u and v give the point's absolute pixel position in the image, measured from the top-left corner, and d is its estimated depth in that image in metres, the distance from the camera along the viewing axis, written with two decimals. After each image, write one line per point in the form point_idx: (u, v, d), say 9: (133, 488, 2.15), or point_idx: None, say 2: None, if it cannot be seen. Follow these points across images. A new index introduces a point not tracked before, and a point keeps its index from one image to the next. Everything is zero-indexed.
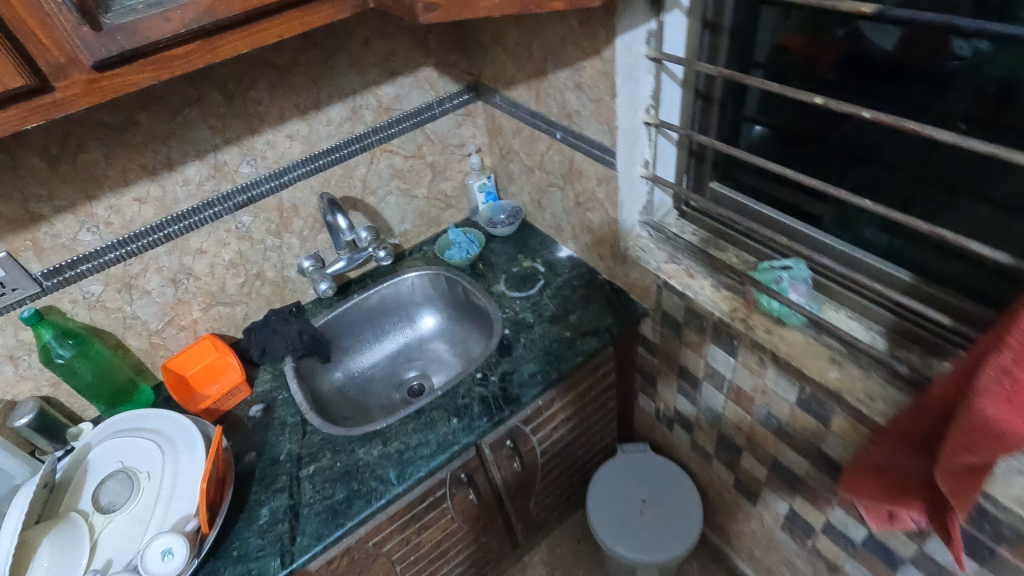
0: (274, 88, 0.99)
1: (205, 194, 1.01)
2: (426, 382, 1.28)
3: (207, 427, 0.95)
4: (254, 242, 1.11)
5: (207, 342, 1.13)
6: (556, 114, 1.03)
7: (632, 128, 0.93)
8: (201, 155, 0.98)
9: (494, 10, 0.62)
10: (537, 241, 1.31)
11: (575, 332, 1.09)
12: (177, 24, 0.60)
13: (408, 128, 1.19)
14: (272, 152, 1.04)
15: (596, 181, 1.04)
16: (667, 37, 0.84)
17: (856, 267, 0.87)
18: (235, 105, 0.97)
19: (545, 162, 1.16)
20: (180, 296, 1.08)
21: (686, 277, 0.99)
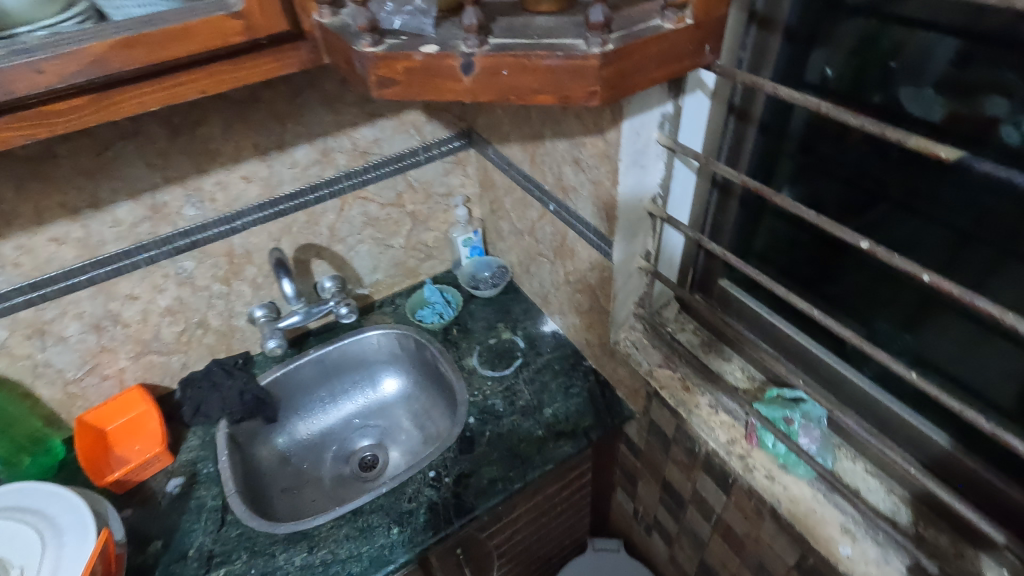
0: (230, 125, 0.86)
1: (139, 236, 0.88)
2: (379, 455, 1.14)
3: (105, 513, 0.82)
4: (197, 288, 0.98)
5: (135, 394, 1.00)
6: (551, 184, 0.90)
7: (635, 218, 0.79)
8: (136, 194, 0.85)
9: (465, 95, 0.49)
10: (521, 308, 1.17)
11: (548, 430, 0.95)
12: (53, 78, 0.46)
13: (387, 174, 1.06)
14: (223, 194, 0.91)
15: (590, 266, 0.91)
16: (684, 123, 0.71)
17: (878, 410, 0.74)
18: (180, 141, 0.84)
19: (536, 230, 1.02)
20: (104, 343, 0.95)
21: (681, 391, 0.86)
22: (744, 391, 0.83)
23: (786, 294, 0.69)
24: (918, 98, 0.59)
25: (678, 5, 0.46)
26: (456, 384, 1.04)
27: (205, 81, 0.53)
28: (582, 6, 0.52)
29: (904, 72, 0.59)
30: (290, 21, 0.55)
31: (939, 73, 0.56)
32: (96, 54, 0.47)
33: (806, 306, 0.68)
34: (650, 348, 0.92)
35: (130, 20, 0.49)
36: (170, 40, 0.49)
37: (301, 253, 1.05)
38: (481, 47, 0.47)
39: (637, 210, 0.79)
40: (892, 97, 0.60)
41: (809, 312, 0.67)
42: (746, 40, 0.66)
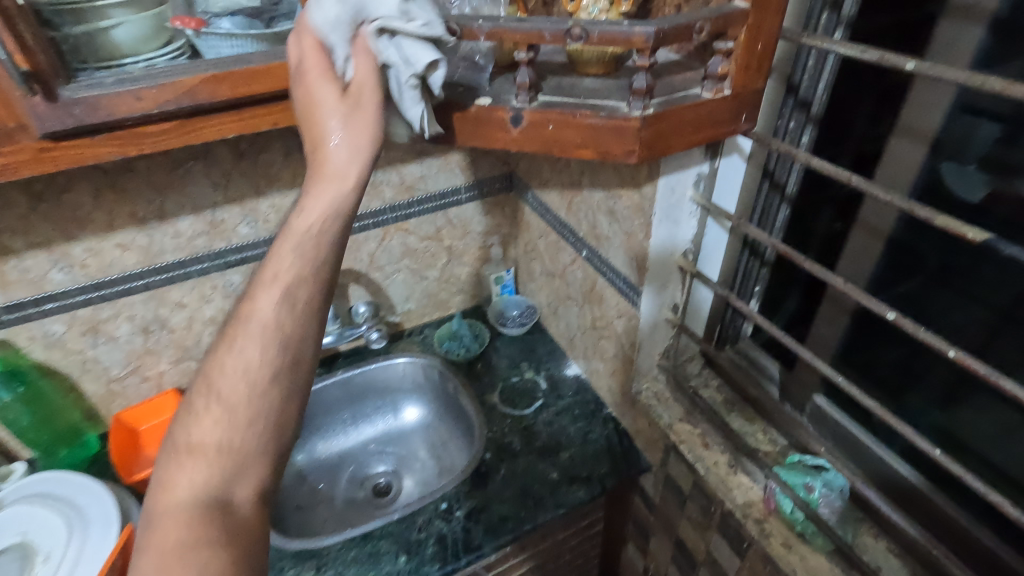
0: (290, 153, 0.93)
1: (194, 248, 0.94)
2: (390, 483, 1.14)
3: (129, 505, 0.85)
4: (241, 302, 1.03)
5: (170, 397, 1.04)
6: (585, 231, 0.93)
7: (664, 270, 0.82)
8: (198, 210, 0.91)
9: (510, 146, 0.53)
10: (545, 349, 1.19)
11: (563, 474, 0.95)
12: (150, 104, 0.52)
13: (430, 209, 1.11)
14: (275, 216, 0.97)
15: (616, 313, 0.92)
16: (719, 184, 0.74)
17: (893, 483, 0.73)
18: (244, 165, 0.90)
19: (567, 274, 1.05)
20: (149, 346, 1.00)
21: (700, 447, 0.85)
22: (764, 456, 0.81)
23: (812, 359, 0.67)
24: (959, 173, 0.63)
25: (719, 77, 0.50)
26: (473, 416, 1.07)
27: (277, 115, 0.59)
28: (627, 71, 0.56)
29: (950, 146, 0.63)
30: None
31: (984, 150, 0.61)
32: (189, 86, 0.53)
33: (832, 373, 0.67)
34: (672, 401, 0.92)
35: (222, 58, 0.55)
36: (252, 78, 0.55)
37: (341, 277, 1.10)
38: (529, 103, 0.51)
39: (666, 264, 0.82)
40: (937, 173, 0.65)
41: (834, 380, 0.66)
42: (783, 109, 0.68)
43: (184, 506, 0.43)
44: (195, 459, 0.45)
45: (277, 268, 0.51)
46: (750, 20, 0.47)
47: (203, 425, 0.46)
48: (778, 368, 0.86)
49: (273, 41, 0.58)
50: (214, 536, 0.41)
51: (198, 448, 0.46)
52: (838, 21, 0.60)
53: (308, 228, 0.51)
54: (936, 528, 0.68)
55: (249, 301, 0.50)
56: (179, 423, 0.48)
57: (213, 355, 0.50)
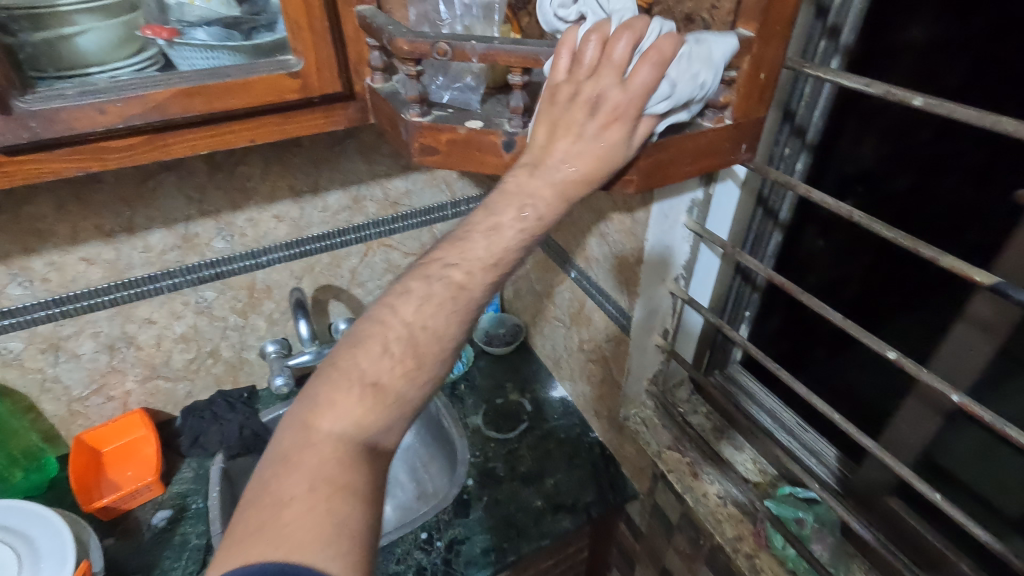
0: (269, 166, 0.89)
1: (165, 263, 0.90)
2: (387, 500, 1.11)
3: (86, 536, 0.80)
4: (214, 318, 0.99)
5: (137, 418, 0.99)
6: (574, 252, 0.91)
7: (656, 296, 0.80)
8: (169, 223, 0.87)
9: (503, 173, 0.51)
10: (531, 369, 1.16)
11: (547, 502, 0.92)
12: (114, 118, 0.49)
13: (414, 225, 1.08)
14: (252, 230, 0.93)
15: (605, 337, 0.90)
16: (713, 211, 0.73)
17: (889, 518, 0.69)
18: (220, 178, 0.86)
19: (554, 294, 1.03)
20: (114, 364, 0.95)
21: (689, 477, 0.83)
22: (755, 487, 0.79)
23: (807, 394, 0.66)
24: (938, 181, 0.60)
25: (720, 107, 0.48)
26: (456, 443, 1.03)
27: (256, 131, 0.56)
28: None
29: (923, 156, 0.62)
30: (343, 84, 0.57)
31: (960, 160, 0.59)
32: (158, 100, 0.49)
33: (828, 409, 0.65)
34: (660, 428, 0.90)
35: (196, 72, 0.52)
36: (228, 93, 0.51)
37: (320, 293, 1.07)
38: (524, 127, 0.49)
39: (657, 289, 0.80)
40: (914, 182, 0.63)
41: (830, 417, 0.63)
42: (779, 137, 0.68)
43: (337, 437, 0.41)
44: (368, 397, 0.42)
45: (474, 255, 0.46)
46: (754, 50, 0.45)
47: (392, 368, 0.43)
48: (765, 392, 0.84)
49: (253, 54, 0.55)
50: (356, 478, 0.40)
51: (379, 387, 0.43)
52: (834, 50, 0.60)
53: (513, 210, 0.46)
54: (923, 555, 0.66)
55: (445, 263, 0.46)
56: (365, 351, 0.43)
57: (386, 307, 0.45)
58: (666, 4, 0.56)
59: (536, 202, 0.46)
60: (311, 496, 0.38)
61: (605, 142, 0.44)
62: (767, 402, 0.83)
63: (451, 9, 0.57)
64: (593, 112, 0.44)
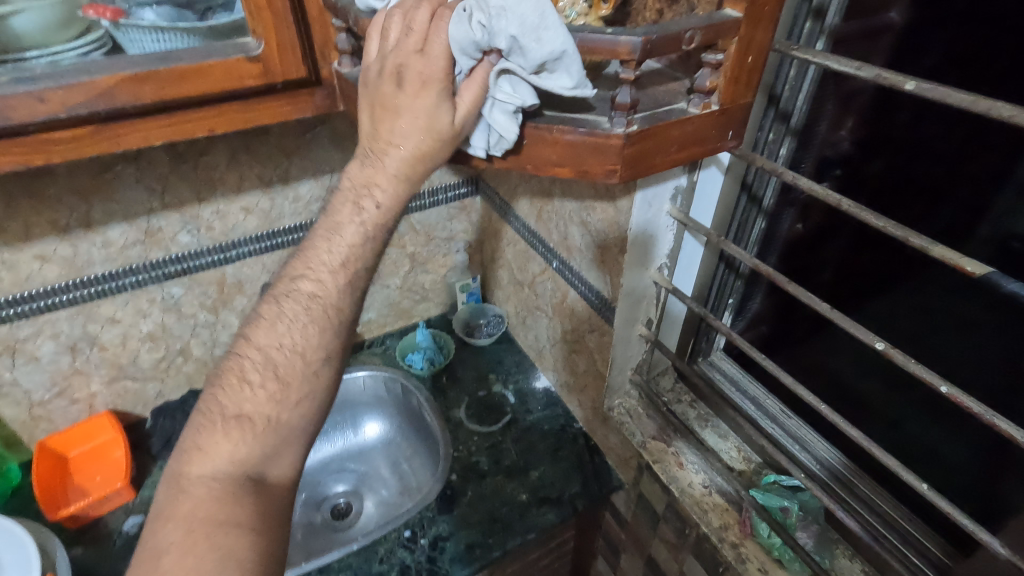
0: (235, 156, 0.85)
1: (128, 259, 0.85)
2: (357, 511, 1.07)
3: (51, 543, 0.77)
4: (183, 316, 0.95)
5: (104, 421, 0.95)
6: (556, 241, 0.89)
7: (639, 287, 0.78)
8: (130, 217, 0.82)
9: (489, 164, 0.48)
10: (514, 360, 1.14)
11: (533, 495, 0.91)
12: (56, 108, 0.45)
13: None
14: (220, 223, 0.89)
15: (589, 328, 0.89)
16: (697, 199, 0.71)
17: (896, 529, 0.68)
18: (183, 168, 0.82)
19: (536, 285, 1.01)
20: (77, 366, 0.91)
21: (675, 466, 0.82)
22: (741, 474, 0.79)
23: (792, 383, 0.65)
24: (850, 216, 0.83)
25: (707, 92, 0.46)
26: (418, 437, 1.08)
27: (216, 120, 0.52)
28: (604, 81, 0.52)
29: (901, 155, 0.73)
30: (308, 69, 0.54)
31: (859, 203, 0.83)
32: (105, 87, 0.46)
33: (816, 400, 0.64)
34: (645, 418, 0.89)
35: (145, 56, 0.48)
36: (181, 79, 0.48)
37: None
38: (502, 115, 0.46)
39: (641, 278, 0.78)
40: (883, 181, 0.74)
41: (817, 407, 0.63)
42: (764, 121, 0.65)
43: (210, 479, 0.46)
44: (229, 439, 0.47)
45: (320, 259, 0.50)
46: (741, 32, 0.43)
47: (254, 397, 0.49)
48: (748, 381, 0.85)
49: (209, 36, 0.51)
50: (236, 511, 0.44)
51: (241, 421, 0.48)
52: (819, 31, 0.58)
53: (350, 209, 0.50)
54: (900, 534, 0.68)
55: (300, 277, 0.51)
56: (226, 390, 0.49)
57: (246, 331, 0.51)
58: None
59: (371, 196, 0.50)
60: (186, 541, 0.42)
61: (423, 124, 0.46)
62: (751, 391, 0.84)
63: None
64: (399, 83, 0.45)
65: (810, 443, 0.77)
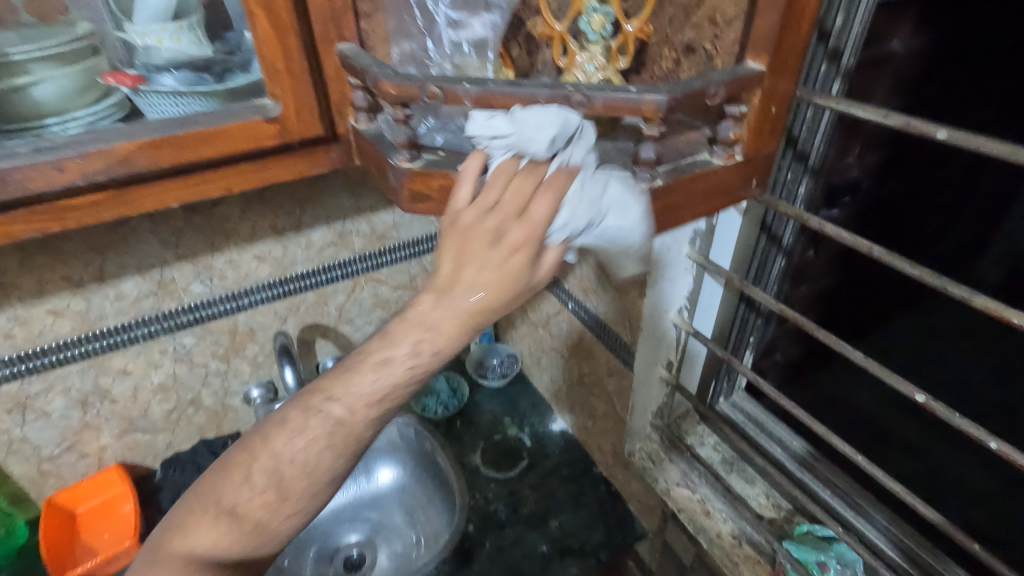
0: (249, 206, 0.85)
1: (140, 311, 0.85)
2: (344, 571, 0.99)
3: None
4: (194, 365, 0.94)
5: (114, 474, 0.93)
6: (572, 283, 0.88)
7: (659, 328, 0.77)
8: (143, 269, 0.82)
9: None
10: (529, 402, 1.12)
11: (554, 546, 0.88)
12: (75, 175, 0.45)
13: (403, 258, 1.04)
14: (233, 272, 0.89)
15: (607, 371, 0.87)
16: (717, 241, 0.69)
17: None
18: (197, 220, 0.82)
19: (551, 325, 1.00)
20: (88, 420, 0.89)
21: (701, 515, 0.80)
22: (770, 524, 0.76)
23: (825, 432, 0.62)
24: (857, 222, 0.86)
25: (730, 143, 0.45)
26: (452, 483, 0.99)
27: (234, 180, 0.52)
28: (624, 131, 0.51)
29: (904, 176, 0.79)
30: (324, 126, 0.53)
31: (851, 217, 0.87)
32: (124, 153, 0.45)
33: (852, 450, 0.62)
34: (668, 464, 0.86)
35: (164, 120, 0.48)
36: (200, 142, 0.48)
37: (307, 332, 1.02)
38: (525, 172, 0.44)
39: (661, 320, 0.76)
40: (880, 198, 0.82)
41: (852, 458, 0.60)
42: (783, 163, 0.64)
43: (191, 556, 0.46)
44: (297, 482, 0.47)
45: (358, 388, 0.46)
46: (764, 84, 0.43)
47: (252, 499, 0.47)
48: (771, 422, 0.82)
49: (227, 98, 0.51)
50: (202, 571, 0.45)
51: (235, 517, 0.46)
52: (835, 73, 0.58)
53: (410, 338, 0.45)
54: None
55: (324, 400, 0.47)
56: (229, 481, 0.47)
57: (271, 435, 0.47)
58: (665, 34, 0.53)
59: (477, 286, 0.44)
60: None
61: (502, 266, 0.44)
62: (775, 432, 0.81)
63: (439, 46, 0.54)
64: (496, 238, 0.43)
65: (844, 490, 0.74)
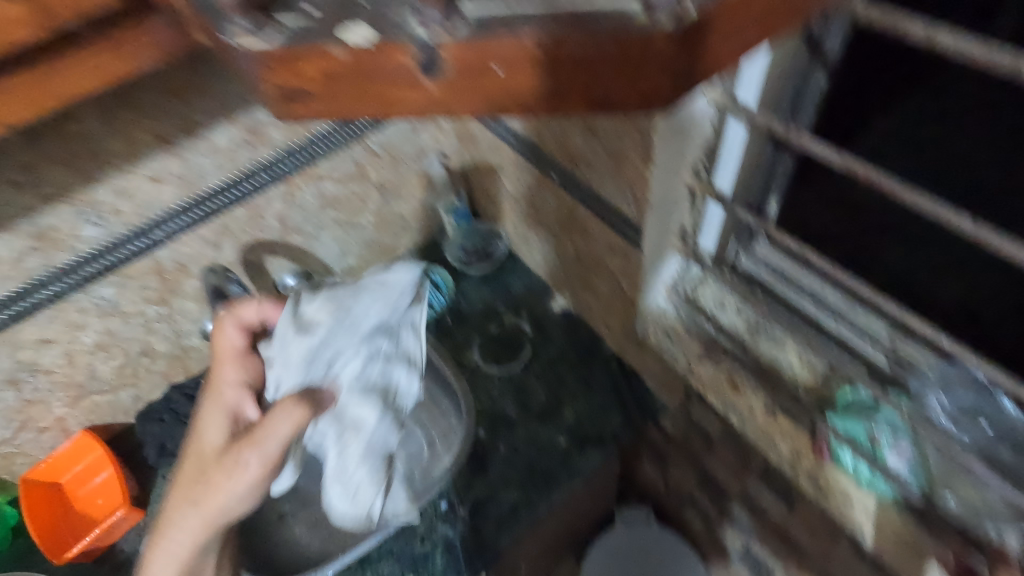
0: (111, 116, 0.64)
1: (29, 273, 0.69)
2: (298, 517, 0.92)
3: None
4: (128, 316, 0.80)
5: (88, 439, 0.85)
6: (552, 148, 0.70)
7: (670, 196, 0.62)
8: (7, 224, 0.64)
9: (502, 99, 0.30)
10: (523, 283, 1.00)
11: (572, 438, 0.83)
12: None
13: (342, 144, 0.84)
14: (127, 203, 0.71)
15: (609, 250, 0.74)
16: (745, 80, 0.50)
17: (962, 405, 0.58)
18: (48, 148, 0.62)
19: (535, 199, 0.84)
20: (28, 397, 0.78)
21: (728, 392, 0.72)
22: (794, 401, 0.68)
23: (902, 315, 0.54)
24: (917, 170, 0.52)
25: None
26: None
27: (42, 90, 0.37)
28: None
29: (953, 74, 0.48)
30: None
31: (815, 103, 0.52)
32: None
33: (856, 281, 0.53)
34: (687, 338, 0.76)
35: None
36: None
37: (250, 254, 0.86)
38: (450, 28, 0.28)
39: (670, 186, 0.60)
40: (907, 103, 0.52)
41: None
42: None
43: None
44: None
45: None
46: None
47: None
48: (800, 270, 0.66)
49: None
50: None
51: None
52: None
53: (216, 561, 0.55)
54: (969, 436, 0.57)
55: None
56: None
57: None
58: None
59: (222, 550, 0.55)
60: None
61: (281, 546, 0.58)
62: (805, 283, 0.66)
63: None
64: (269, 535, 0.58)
65: (903, 350, 0.61)
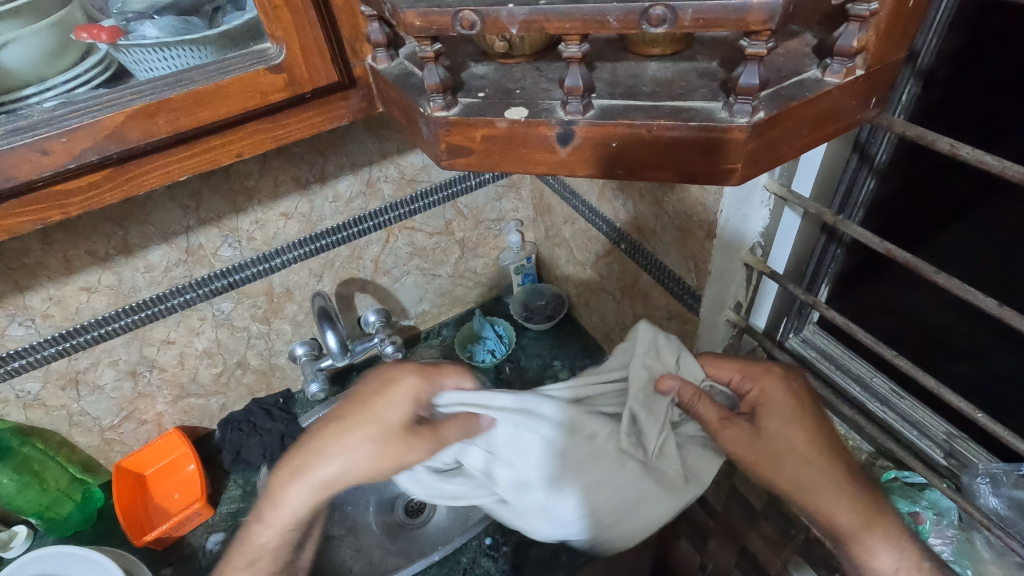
0: (267, 160, 0.79)
1: (172, 281, 0.82)
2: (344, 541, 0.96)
3: (132, 565, 0.80)
4: (236, 329, 0.92)
5: (175, 437, 0.95)
6: (623, 221, 0.80)
7: (727, 271, 0.70)
8: (168, 237, 0.78)
9: (613, 163, 0.40)
10: (578, 344, 1.07)
11: None
12: (62, 157, 0.43)
13: (436, 202, 0.97)
14: (260, 232, 0.84)
15: (666, 316, 0.81)
16: (801, 172, 0.59)
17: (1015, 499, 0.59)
18: (214, 181, 0.77)
19: (599, 265, 0.93)
20: (140, 390, 0.89)
21: None
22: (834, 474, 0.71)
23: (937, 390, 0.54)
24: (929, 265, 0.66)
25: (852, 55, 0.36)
26: None
27: (266, 136, 0.49)
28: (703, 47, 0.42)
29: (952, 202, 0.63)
30: (338, 71, 0.49)
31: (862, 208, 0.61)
32: (112, 126, 0.44)
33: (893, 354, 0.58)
34: None
35: (158, 81, 0.46)
36: (194, 104, 0.45)
37: (344, 288, 0.98)
38: (584, 113, 0.37)
39: (729, 261, 0.69)
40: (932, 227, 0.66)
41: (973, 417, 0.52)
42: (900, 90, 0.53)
43: None
44: None
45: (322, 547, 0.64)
46: None
47: None
48: (845, 355, 0.72)
49: (223, 42, 0.49)
50: None
51: None
52: None
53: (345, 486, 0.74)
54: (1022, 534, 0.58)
55: None
56: None
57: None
58: None
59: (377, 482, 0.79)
60: None
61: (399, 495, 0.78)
62: (852, 368, 0.71)
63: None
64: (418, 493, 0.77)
65: (952, 443, 0.64)
